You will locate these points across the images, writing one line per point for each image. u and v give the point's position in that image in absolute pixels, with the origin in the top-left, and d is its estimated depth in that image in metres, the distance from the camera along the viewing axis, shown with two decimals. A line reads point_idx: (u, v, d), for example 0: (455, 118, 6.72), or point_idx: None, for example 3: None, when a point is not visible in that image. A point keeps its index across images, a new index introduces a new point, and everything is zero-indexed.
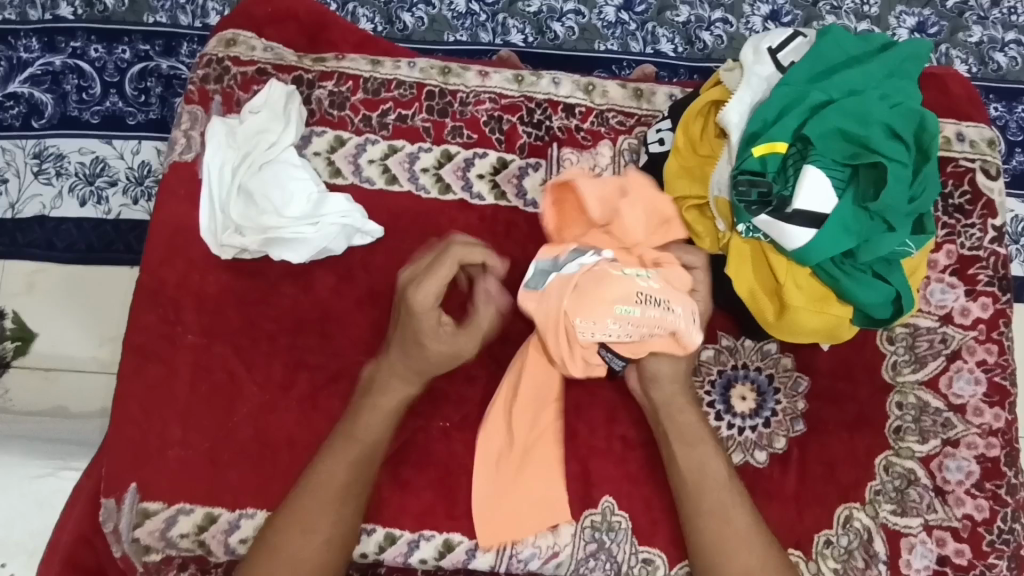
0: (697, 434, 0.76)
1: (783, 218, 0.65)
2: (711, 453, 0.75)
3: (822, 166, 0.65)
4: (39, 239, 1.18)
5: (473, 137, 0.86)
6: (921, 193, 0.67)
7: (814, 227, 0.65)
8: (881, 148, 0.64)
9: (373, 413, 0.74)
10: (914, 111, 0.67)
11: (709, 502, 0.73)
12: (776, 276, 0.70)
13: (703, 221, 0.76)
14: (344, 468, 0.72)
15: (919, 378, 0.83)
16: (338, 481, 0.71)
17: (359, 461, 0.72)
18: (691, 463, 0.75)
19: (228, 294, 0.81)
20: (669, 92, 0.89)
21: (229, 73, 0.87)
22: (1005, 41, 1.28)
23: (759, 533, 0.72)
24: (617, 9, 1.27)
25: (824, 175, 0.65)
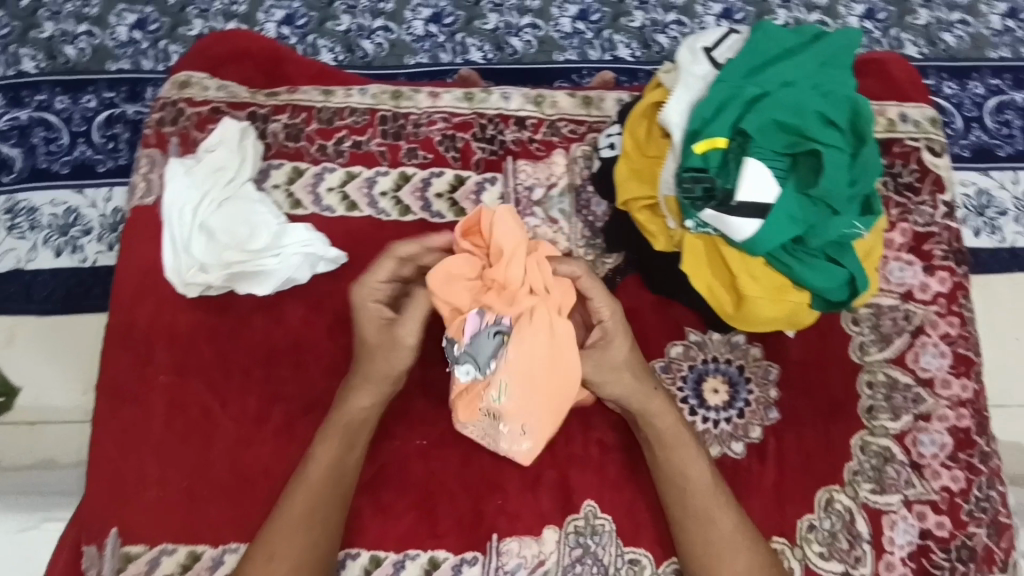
0: (671, 424, 0.76)
1: (728, 211, 0.67)
2: (692, 455, 0.75)
3: (761, 158, 0.67)
4: (15, 292, 1.18)
5: (429, 157, 0.87)
6: (861, 176, 0.69)
7: (758, 218, 0.67)
8: (818, 136, 0.66)
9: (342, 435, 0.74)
10: (847, 98, 0.69)
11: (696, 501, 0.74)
12: (730, 269, 0.71)
13: (654, 220, 0.77)
14: (316, 492, 0.72)
15: (886, 356, 0.84)
16: (308, 505, 0.71)
17: (331, 489, 0.73)
18: (670, 464, 0.75)
19: (197, 330, 0.82)
20: (617, 97, 0.91)
21: (184, 115, 0.89)
22: (951, 21, 1.31)
23: (744, 532, 0.73)
24: (573, 20, 1.29)
25: (763, 166, 0.67)
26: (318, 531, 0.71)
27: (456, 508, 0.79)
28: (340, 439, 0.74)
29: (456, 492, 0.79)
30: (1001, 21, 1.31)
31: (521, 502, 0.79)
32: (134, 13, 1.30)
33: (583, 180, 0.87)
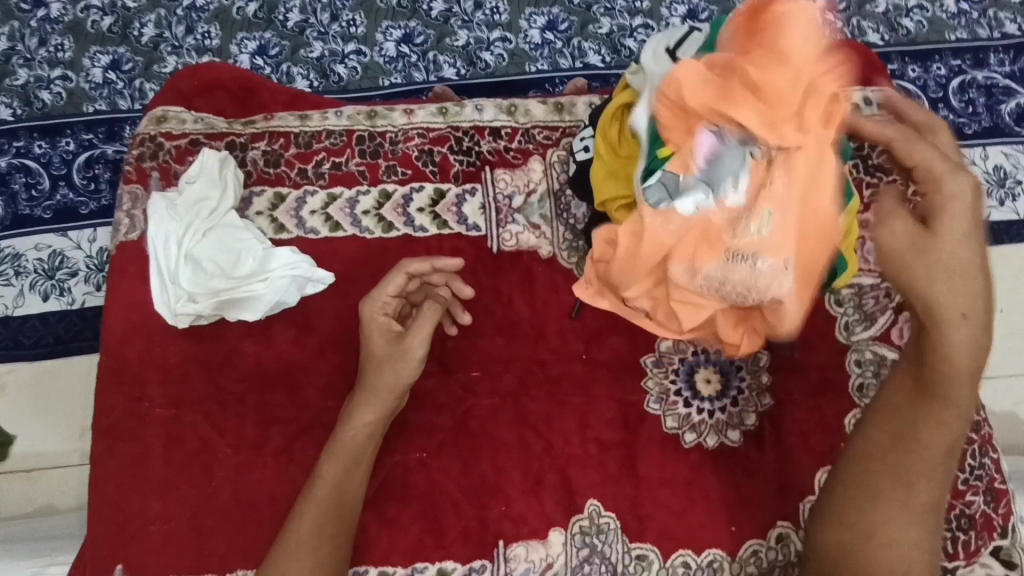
0: (970, 274, 0.64)
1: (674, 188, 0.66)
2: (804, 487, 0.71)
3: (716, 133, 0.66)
4: (4, 339, 1.18)
5: (408, 173, 0.88)
6: None
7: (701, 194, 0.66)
8: None
9: (344, 452, 0.74)
10: None
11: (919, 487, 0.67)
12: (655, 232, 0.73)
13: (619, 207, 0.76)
14: (319, 512, 0.72)
15: (872, 334, 0.86)
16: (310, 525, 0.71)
17: (337, 509, 0.73)
18: (928, 443, 0.66)
19: (190, 361, 0.82)
20: (588, 101, 0.93)
21: (163, 149, 0.90)
22: (909, 7, 1.35)
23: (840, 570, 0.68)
24: (542, 30, 1.32)
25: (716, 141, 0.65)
26: (327, 551, 0.71)
27: (461, 517, 0.79)
28: (345, 459, 0.75)
29: (460, 501, 0.79)
30: (957, 4, 1.35)
31: (525, 506, 0.80)
32: (107, 53, 1.31)
33: (561, 184, 0.89)
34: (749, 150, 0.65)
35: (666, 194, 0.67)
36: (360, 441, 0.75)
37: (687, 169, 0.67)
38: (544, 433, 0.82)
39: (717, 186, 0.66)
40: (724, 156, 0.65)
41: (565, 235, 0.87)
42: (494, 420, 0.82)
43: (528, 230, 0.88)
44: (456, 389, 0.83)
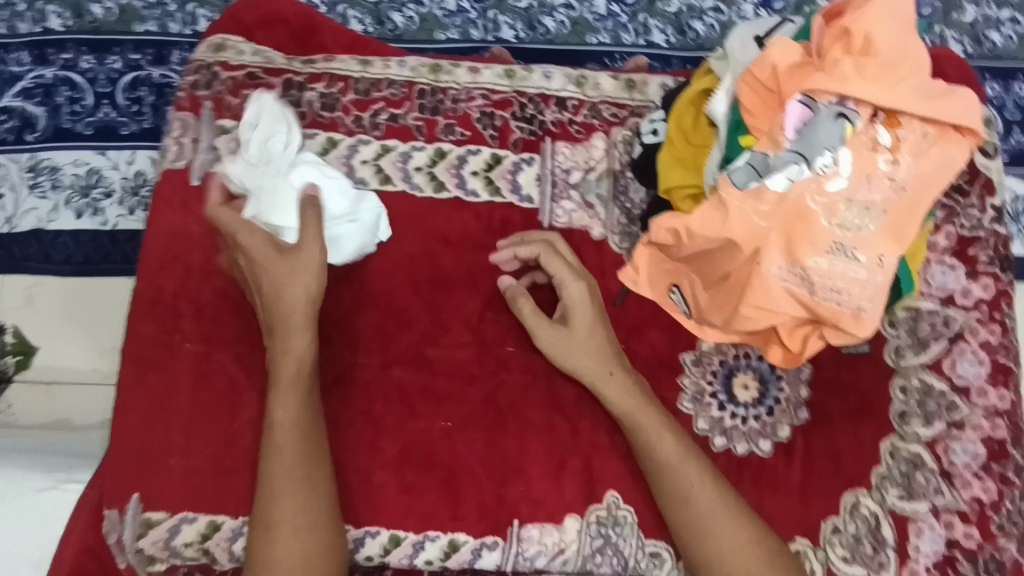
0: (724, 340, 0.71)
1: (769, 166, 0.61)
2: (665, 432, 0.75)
3: (802, 98, 0.60)
4: (36, 252, 1.18)
5: (466, 134, 0.85)
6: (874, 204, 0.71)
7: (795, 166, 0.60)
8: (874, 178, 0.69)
9: (292, 394, 0.73)
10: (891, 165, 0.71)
11: (713, 506, 0.73)
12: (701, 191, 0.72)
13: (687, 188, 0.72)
14: (297, 457, 0.71)
15: (923, 361, 0.82)
16: (297, 475, 0.70)
17: (308, 448, 0.72)
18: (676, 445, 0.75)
19: (225, 300, 0.81)
20: (662, 82, 0.88)
21: (218, 78, 0.86)
22: (999, 20, 1.28)
23: (760, 544, 0.72)
24: (608, 1, 1.26)
25: (804, 110, 0.60)
26: (310, 493, 0.70)
27: (479, 492, 0.78)
28: (294, 395, 0.73)
29: (479, 475, 0.78)
30: None
31: (543, 488, 0.79)
32: None
33: (622, 166, 0.85)
34: (848, 116, 0.58)
35: (756, 174, 0.62)
36: (301, 379, 0.73)
37: (775, 143, 0.61)
38: (571, 420, 0.81)
39: (812, 157, 0.59)
40: (821, 123, 0.59)
41: (619, 220, 0.84)
42: (522, 399, 0.81)
43: (581, 209, 0.84)
44: (489, 363, 0.82)
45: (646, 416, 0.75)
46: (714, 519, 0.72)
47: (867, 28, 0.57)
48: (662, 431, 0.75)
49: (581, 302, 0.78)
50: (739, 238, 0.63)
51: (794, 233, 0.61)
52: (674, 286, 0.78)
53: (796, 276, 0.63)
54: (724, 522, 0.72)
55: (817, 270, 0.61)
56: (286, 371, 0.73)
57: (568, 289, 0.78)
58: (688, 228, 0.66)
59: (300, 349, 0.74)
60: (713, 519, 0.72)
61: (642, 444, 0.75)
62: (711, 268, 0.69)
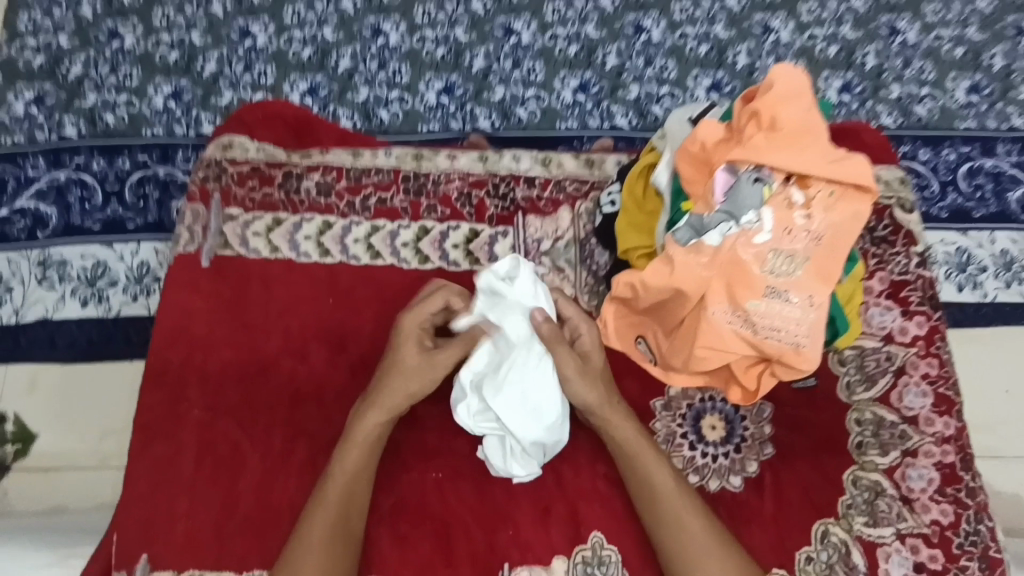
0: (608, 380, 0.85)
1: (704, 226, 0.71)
2: (660, 467, 0.81)
3: (726, 166, 0.70)
4: (41, 339, 1.25)
5: (446, 212, 0.96)
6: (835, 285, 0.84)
7: (725, 224, 0.70)
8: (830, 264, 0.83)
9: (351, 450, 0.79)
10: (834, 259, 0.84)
11: (709, 542, 0.77)
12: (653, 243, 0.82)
13: (641, 247, 0.83)
14: (331, 509, 0.77)
15: (872, 395, 0.90)
16: (322, 527, 0.76)
17: (349, 508, 0.77)
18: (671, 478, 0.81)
19: (230, 369, 0.88)
20: (617, 160, 1.00)
21: (226, 173, 0.98)
22: (921, 95, 1.45)
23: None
24: (574, 92, 1.43)
25: (728, 176, 0.70)
26: (340, 543, 0.76)
27: (471, 539, 0.82)
28: (349, 448, 0.80)
29: (469, 523, 0.83)
30: (966, 96, 1.45)
31: (531, 532, 0.83)
32: (170, 84, 1.43)
33: (587, 233, 0.96)
34: (764, 180, 0.69)
35: (695, 232, 0.72)
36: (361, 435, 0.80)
37: (708, 205, 0.71)
38: (554, 465, 0.87)
39: (739, 215, 0.70)
40: (742, 187, 0.70)
41: (587, 280, 0.94)
42: None
43: (552, 272, 0.95)
44: None
45: (643, 451, 0.81)
46: (708, 554, 0.77)
47: (772, 110, 0.69)
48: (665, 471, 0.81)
49: (595, 341, 0.85)
50: (687, 288, 0.72)
51: (733, 281, 0.71)
52: (640, 337, 0.88)
53: (740, 318, 0.72)
54: (718, 559, 0.76)
55: (757, 311, 0.71)
56: (354, 434, 0.80)
57: (581, 329, 0.85)
58: (642, 282, 0.75)
59: (378, 416, 0.81)
60: (708, 553, 0.77)
61: (636, 482, 0.81)
62: (668, 316, 0.78)
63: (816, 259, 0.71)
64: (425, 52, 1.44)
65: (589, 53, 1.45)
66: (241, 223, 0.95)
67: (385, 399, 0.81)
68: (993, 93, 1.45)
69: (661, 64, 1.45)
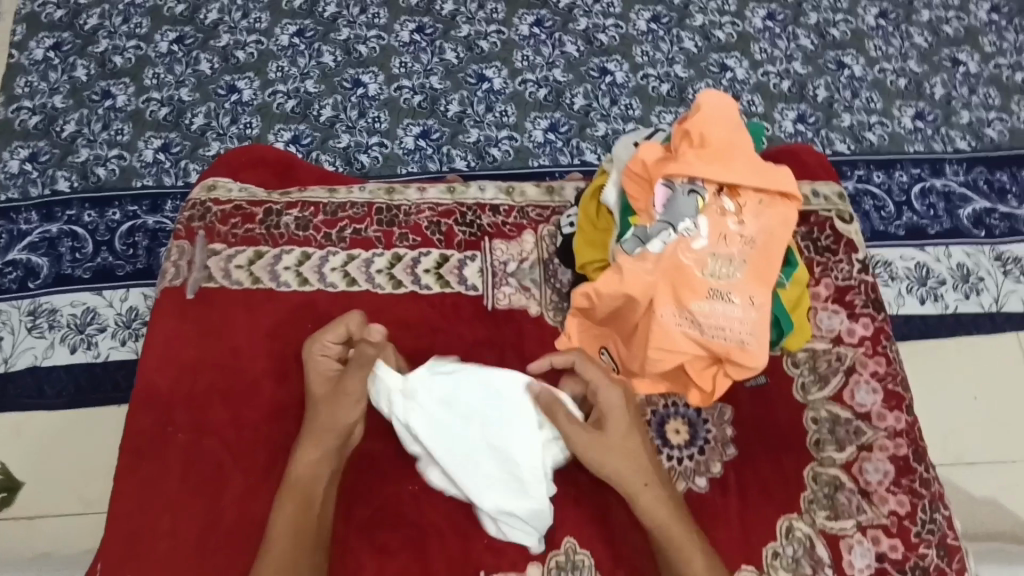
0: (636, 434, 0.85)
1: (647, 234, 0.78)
2: (658, 505, 0.82)
3: (664, 180, 0.78)
4: (28, 387, 1.28)
5: (418, 240, 1.02)
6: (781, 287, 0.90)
7: (667, 231, 0.77)
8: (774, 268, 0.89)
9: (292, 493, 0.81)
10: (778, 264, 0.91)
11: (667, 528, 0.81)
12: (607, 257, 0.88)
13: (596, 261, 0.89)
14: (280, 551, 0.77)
15: (826, 394, 0.95)
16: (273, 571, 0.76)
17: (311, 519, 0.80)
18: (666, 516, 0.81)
19: (214, 393, 0.92)
20: (577, 186, 1.08)
21: (211, 211, 1.04)
22: (871, 122, 1.55)
23: None
24: (545, 131, 1.52)
25: (667, 189, 0.78)
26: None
27: (447, 549, 0.85)
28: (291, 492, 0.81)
29: (445, 532, 0.86)
30: (912, 122, 1.55)
31: (506, 539, 0.86)
32: (159, 138, 1.51)
33: (550, 254, 1.02)
34: (697, 190, 0.77)
35: (639, 241, 0.79)
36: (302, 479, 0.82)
37: (649, 216, 0.79)
38: None
39: (676, 222, 0.77)
40: (678, 197, 0.77)
41: (552, 298, 1.00)
42: None
43: (519, 292, 1.00)
44: None
45: (642, 492, 0.82)
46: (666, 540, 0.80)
47: (699, 128, 0.78)
48: (640, 468, 0.83)
49: (615, 407, 0.85)
50: (638, 293, 0.78)
51: (677, 284, 0.77)
52: (603, 348, 0.92)
53: (687, 320, 0.78)
54: (675, 545, 0.80)
55: (702, 312, 0.77)
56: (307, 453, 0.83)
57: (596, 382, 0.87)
58: (597, 289, 0.80)
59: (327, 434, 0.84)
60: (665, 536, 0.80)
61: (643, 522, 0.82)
62: (623, 323, 0.84)
63: (753, 261, 0.78)
64: (402, 100, 1.54)
65: (558, 96, 1.55)
66: (225, 257, 1.00)
67: (317, 424, 0.85)
68: (937, 118, 1.56)
69: (626, 103, 1.55)
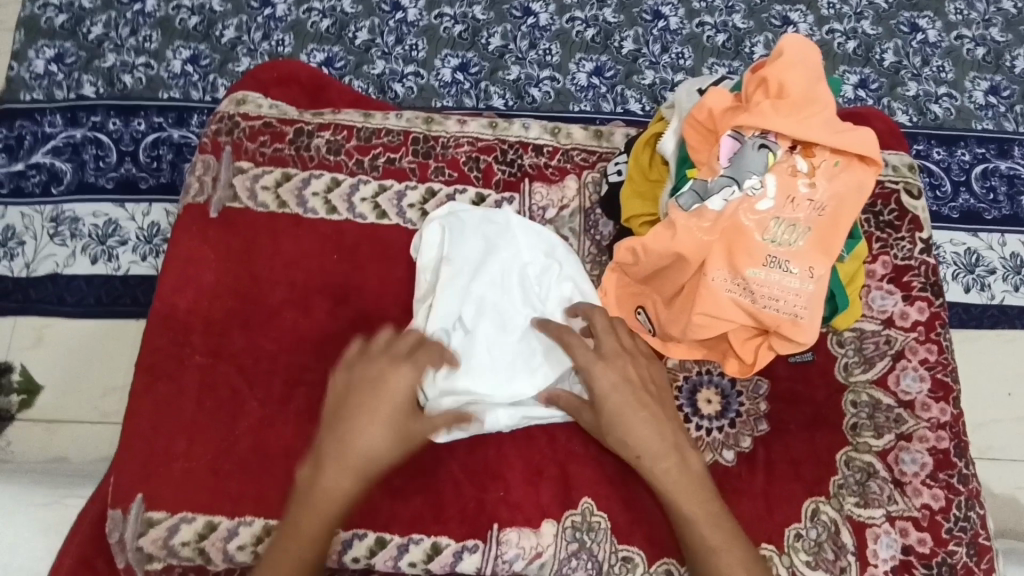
0: (637, 405, 0.78)
1: (707, 192, 0.72)
2: (667, 483, 0.76)
3: (731, 132, 0.71)
4: (50, 295, 1.27)
5: (454, 175, 0.97)
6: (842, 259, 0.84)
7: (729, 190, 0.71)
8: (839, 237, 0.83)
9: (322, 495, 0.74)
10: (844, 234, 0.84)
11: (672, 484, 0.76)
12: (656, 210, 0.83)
13: (643, 216, 0.84)
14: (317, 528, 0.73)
15: (870, 378, 0.90)
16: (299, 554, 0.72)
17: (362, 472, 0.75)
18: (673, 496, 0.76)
19: (234, 316, 0.89)
20: (626, 132, 1.01)
21: (239, 127, 0.98)
22: (939, 94, 1.43)
23: None
24: (589, 75, 1.42)
25: (732, 142, 0.71)
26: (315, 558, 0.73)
27: (461, 498, 0.83)
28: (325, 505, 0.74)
29: (461, 481, 0.84)
30: (984, 97, 1.43)
31: (521, 493, 0.84)
32: (188, 48, 1.43)
33: (592, 203, 0.96)
34: (769, 146, 0.71)
35: (698, 197, 0.72)
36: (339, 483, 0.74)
37: (712, 170, 0.72)
38: (549, 428, 0.87)
39: (742, 180, 0.71)
40: (747, 152, 0.71)
41: (590, 250, 0.94)
42: None
43: None
44: None
45: (652, 472, 0.77)
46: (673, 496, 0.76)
47: (780, 77, 0.70)
48: (635, 433, 0.77)
49: (603, 378, 0.79)
50: (688, 253, 0.73)
51: (733, 246, 0.72)
52: (639, 308, 0.87)
53: (739, 286, 0.72)
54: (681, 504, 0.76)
55: (756, 280, 0.72)
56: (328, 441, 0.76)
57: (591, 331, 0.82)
58: (643, 246, 0.75)
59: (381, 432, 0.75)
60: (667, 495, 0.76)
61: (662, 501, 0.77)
62: (667, 284, 0.78)
63: (819, 230, 0.72)
64: (442, 28, 1.45)
65: (606, 37, 1.44)
66: (251, 177, 0.96)
67: (365, 430, 0.75)
68: (1013, 95, 1.43)
69: (677, 52, 1.44)
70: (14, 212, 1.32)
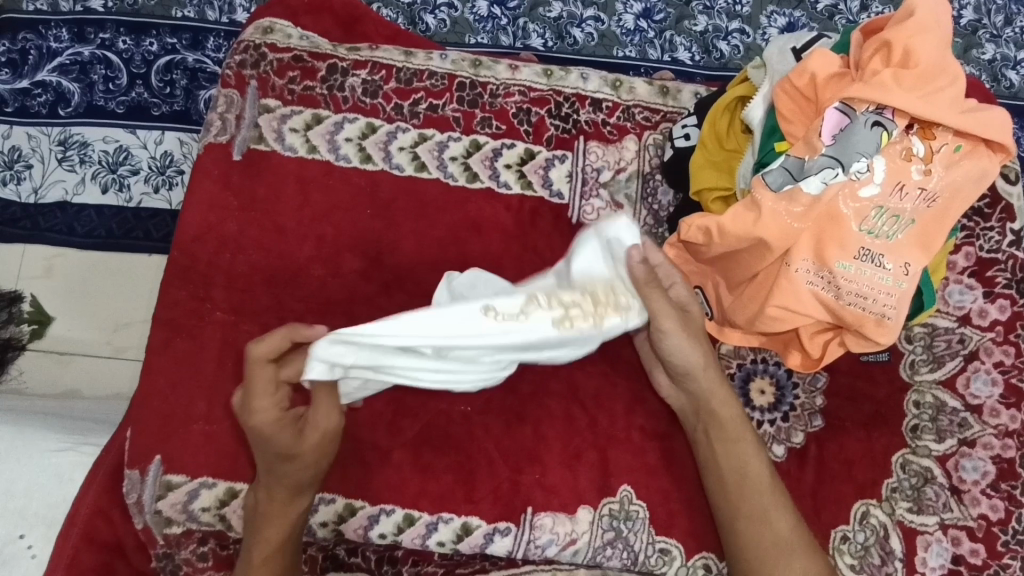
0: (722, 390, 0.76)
1: (804, 172, 0.64)
2: (750, 448, 0.75)
3: (839, 104, 0.64)
4: (61, 224, 1.20)
5: (502, 128, 0.87)
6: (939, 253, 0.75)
7: (828, 173, 0.64)
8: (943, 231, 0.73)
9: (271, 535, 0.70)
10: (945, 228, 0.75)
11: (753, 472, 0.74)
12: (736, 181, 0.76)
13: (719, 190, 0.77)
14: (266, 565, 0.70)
15: (936, 378, 0.84)
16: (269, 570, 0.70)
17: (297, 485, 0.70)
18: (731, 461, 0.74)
19: (259, 273, 0.82)
20: (694, 91, 0.92)
21: (265, 59, 0.89)
22: (1017, 59, 1.26)
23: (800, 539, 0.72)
24: (636, 17, 1.27)
25: (840, 117, 0.64)
26: None
27: (494, 479, 0.79)
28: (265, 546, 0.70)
29: (495, 460, 0.79)
30: None
31: (558, 477, 0.79)
32: None
33: (652, 168, 0.88)
34: (884, 125, 0.63)
35: (790, 177, 0.65)
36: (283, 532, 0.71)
37: (811, 148, 0.64)
38: (590, 413, 0.82)
39: (847, 163, 0.64)
40: (857, 130, 0.63)
41: (646, 220, 0.87)
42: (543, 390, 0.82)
43: (609, 208, 0.87)
44: None
45: (734, 426, 0.75)
46: (765, 505, 0.73)
47: (908, 42, 0.62)
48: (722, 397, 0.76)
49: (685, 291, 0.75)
50: (771, 241, 0.65)
51: (824, 236, 0.64)
52: (697, 288, 0.82)
53: (824, 280, 0.66)
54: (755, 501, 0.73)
55: (845, 274, 0.64)
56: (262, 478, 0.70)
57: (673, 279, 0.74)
58: (720, 226, 0.67)
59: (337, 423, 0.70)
60: (741, 475, 0.74)
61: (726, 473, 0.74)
62: (737, 269, 0.70)
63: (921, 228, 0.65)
64: None
65: None
66: (279, 117, 0.87)
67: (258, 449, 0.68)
68: None
69: None
70: (20, 132, 1.23)
